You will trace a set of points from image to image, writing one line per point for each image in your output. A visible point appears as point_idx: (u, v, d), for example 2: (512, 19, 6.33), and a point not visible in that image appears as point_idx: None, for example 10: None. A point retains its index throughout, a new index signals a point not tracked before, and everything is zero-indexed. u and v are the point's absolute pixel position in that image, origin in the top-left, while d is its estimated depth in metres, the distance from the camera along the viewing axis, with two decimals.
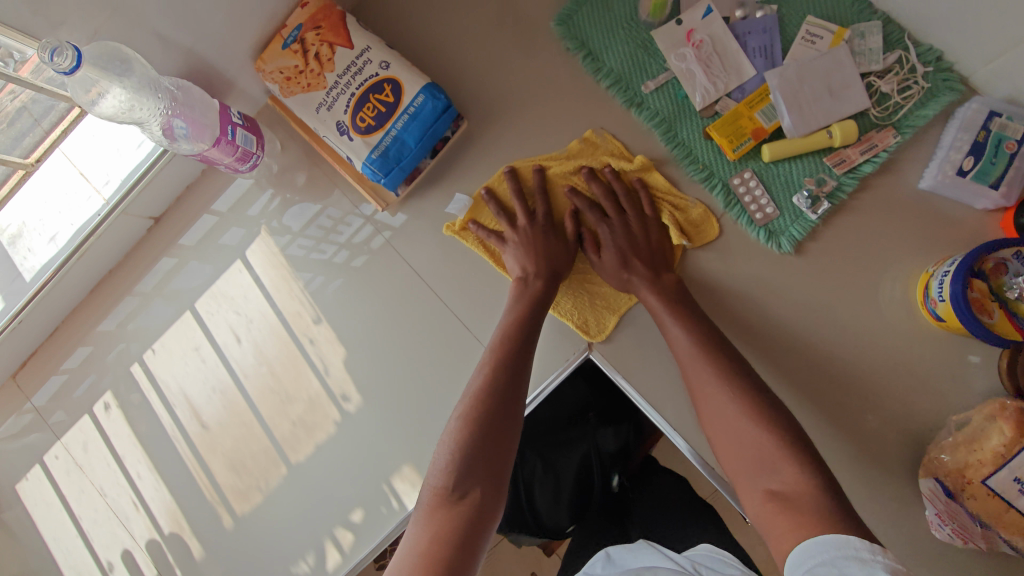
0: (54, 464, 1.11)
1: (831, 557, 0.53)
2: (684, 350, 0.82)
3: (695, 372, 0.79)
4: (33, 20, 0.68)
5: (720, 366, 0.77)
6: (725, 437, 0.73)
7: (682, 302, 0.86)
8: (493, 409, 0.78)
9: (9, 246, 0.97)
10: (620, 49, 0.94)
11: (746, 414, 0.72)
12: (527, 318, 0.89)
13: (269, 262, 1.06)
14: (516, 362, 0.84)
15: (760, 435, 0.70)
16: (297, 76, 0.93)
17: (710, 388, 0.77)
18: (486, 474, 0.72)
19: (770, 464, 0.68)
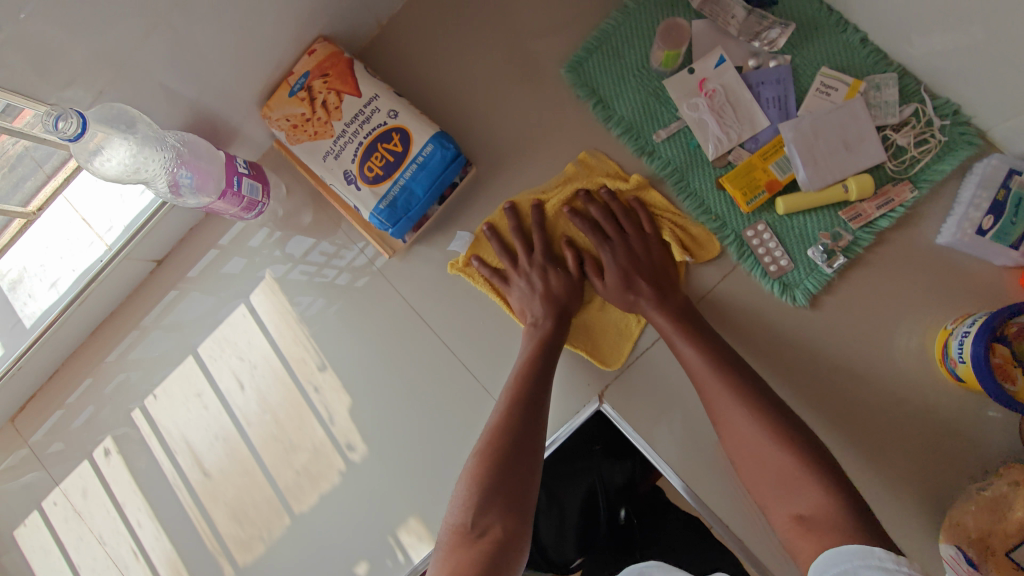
0: (53, 510, 1.08)
1: (854, 565, 0.53)
2: (697, 372, 0.79)
3: (712, 395, 0.77)
4: (35, 79, 0.66)
5: (736, 385, 0.75)
6: (749, 462, 0.71)
7: (691, 320, 0.84)
8: (507, 446, 0.77)
9: (9, 291, 0.94)
10: (631, 97, 0.94)
11: (765, 434, 0.70)
12: (541, 357, 0.89)
13: (275, 308, 1.05)
14: (531, 398, 0.83)
15: (784, 457, 0.68)
16: (303, 124, 0.91)
17: (727, 411, 0.75)
18: (504, 509, 0.70)
19: (796, 488, 0.66)
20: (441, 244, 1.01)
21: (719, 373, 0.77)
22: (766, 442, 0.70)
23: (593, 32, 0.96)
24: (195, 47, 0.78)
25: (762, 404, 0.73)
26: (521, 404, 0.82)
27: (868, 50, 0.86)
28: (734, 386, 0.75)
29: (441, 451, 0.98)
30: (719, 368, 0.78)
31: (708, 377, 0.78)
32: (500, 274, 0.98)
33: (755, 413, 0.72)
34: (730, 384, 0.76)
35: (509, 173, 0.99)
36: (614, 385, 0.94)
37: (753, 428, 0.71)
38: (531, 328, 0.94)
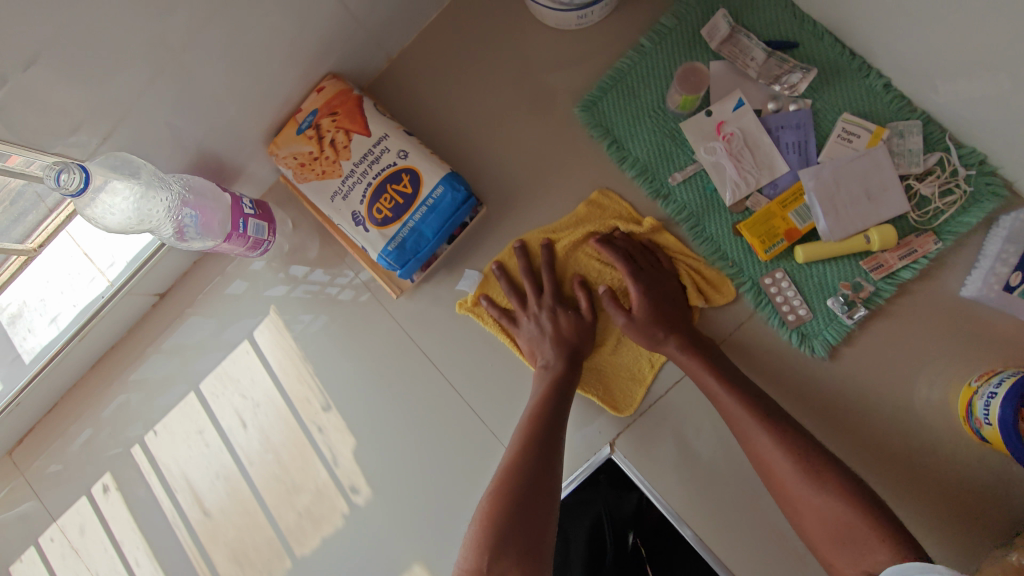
0: (50, 547, 1.05)
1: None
2: (727, 407, 0.78)
3: (743, 431, 0.76)
4: (37, 127, 0.64)
5: (769, 422, 0.74)
6: (791, 499, 0.70)
7: (714, 354, 0.83)
8: (519, 489, 0.73)
9: (9, 326, 0.92)
10: (646, 139, 0.92)
11: (807, 470, 0.70)
12: (553, 400, 0.85)
13: (278, 346, 1.03)
14: (545, 441, 0.80)
15: (828, 495, 0.67)
16: (311, 162, 0.90)
17: (764, 446, 0.73)
18: (522, 554, 0.66)
19: (846, 526, 0.65)
20: (450, 283, 0.99)
21: (751, 409, 0.76)
22: (809, 479, 0.69)
23: (609, 70, 0.94)
24: (201, 90, 0.76)
25: (796, 442, 0.72)
26: (537, 445, 0.80)
27: (891, 96, 0.84)
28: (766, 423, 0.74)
29: (447, 496, 0.96)
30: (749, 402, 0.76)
31: (739, 412, 0.76)
32: (508, 315, 0.96)
33: (790, 449, 0.72)
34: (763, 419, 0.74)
35: (520, 212, 0.97)
36: (626, 433, 0.93)
37: (792, 463, 0.71)
38: (542, 371, 0.91)
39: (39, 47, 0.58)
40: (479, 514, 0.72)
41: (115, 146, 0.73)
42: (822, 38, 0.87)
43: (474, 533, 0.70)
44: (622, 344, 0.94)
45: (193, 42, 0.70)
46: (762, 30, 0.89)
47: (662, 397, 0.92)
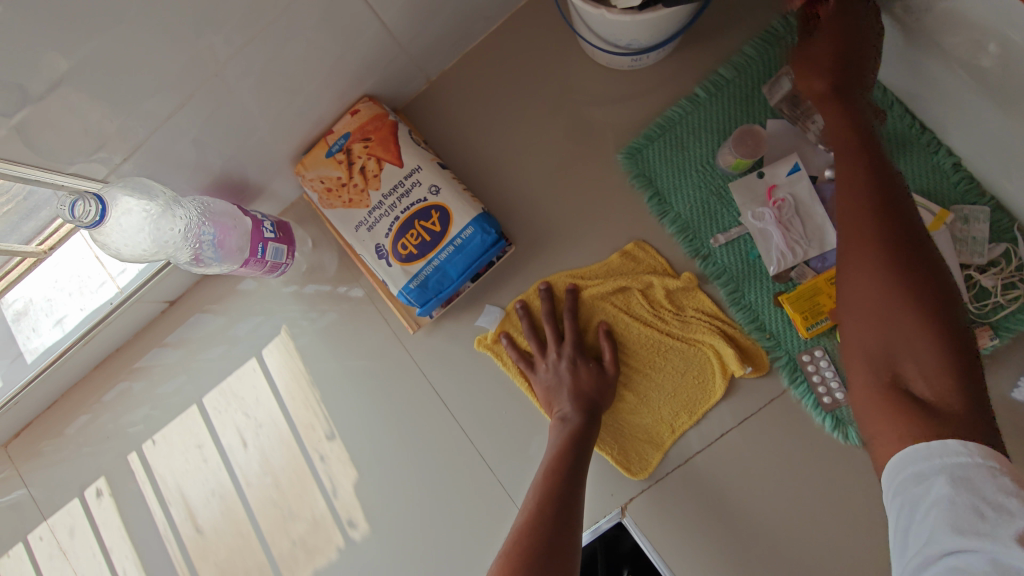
0: (38, 545, 1.02)
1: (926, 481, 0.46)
2: (850, 200, 0.62)
3: (852, 229, 0.60)
4: (58, 146, 0.61)
5: (889, 244, 0.57)
6: (854, 315, 0.58)
7: (878, 162, 0.63)
8: (536, 546, 0.68)
9: (13, 322, 0.90)
10: (691, 194, 0.87)
11: (898, 295, 0.55)
12: (571, 457, 0.80)
13: (287, 366, 1.00)
14: (563, 497, 0.75)
15: (913, 324, 0.53)
16: (338, 188, 0.86)
17: (860, 261, 0.58)
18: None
19: (903, 356, 0.54)
20: (469, 320, 0.95)
21: (878, 224, 0.58)
22: (892, 304, 0.55)
23: (659, 116, 0.89)
24: (233, 112, 0.72)
25: (910, 275, 0.55)
26: (555, 500, 0.75)
27: (959, 177, 0.79)
28: (882, 245, 0.57)
29: (447, 542, 0.93)
30: (877, 213, 0.59)
31: (857, 208, 0.60)
32: (527, 358, 0.92)
33: (896, 276, 0.55)
34: (884, 243, 0.57)
35: (550, 255, 0.92)
36: (640, 498, 0.87)
37: (882, 290, 0.56)
38: (557, 423, 0.85)
39: (67, 69, 0.54)
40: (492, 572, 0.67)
41: (137, 165, 0.69)
42: (891, 107, 0.82)
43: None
44: (643, 405, 0.88)
45: (230, 66, 0.66)
46: None
47: (683, 465, 0.86)
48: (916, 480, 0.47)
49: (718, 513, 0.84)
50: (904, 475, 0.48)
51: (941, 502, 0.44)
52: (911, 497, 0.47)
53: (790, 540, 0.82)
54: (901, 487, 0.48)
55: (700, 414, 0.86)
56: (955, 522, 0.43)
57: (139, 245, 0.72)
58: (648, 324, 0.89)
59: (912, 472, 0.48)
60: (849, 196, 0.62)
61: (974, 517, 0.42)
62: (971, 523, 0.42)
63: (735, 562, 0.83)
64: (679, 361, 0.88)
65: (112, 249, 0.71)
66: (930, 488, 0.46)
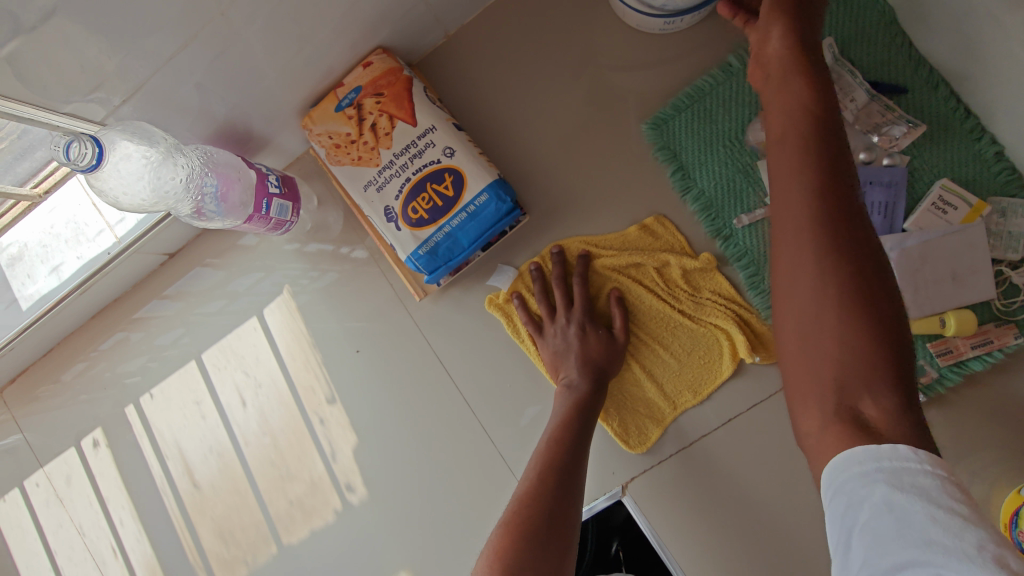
0: (35, 491, 1.02)
1: (853, 478, 0.41)
2: (794, 236, 0.49)
3: (790, 263, 0.49)
4: (54, 84, 0.57)
5: (847, 288, 0.46)
6: (809, 308, 0.47)
7: (840, 151, 0.52)
8: (536, 519, 0.67)
9: (7, 267, 0.87)
10: (716, 170, 0.84)
11: (862, 342, 0.45)
12: (575, 426, 0.78)
13: (289, 326, 0.98)
14: (565, 468, 0.73)
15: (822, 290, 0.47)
16: (347, 144, 0.82)
17: (789, 282, 0.49)
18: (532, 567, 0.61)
19: (860, 374, 0.44)
20: (477, 289, 0.92)
21: (827, 261, 0.47)
22: (859, 349, 0.45)
23: (689, 85, 0.85)
24: (240, 56, 0.68)
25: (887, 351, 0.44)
26: (557, 471, 0.73)
27: (1001, 168, 0.76)
28: (836, 281, 0.46)
29: (444, 512, 0.92)
30: (839, 241, 0.48)
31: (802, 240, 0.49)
32: (536, 322, 0.88)
33: (874, 316, 0.45)
34: (846, 293, 0.46)
35: (566, 225, 0.88)
36: (641, 477, 0.86)
37: (864, 338, 0.45)
38: (563, 389, 0.82)
39: None
40: (492, 541, 0.66)
41: (137, 109, 0.65)
42: (935, 89, 0.78)
43: (484, 558, 0.64)
44: (649, 379, 0.86)
45: (236, 5, 0.61)
46: (868, 69, 0.79)
47: (687, 445, 0.85)
48: (853, 484, 0.41)
49: (719, 497, 0.84)
50: (849, 475, 0.42)
51: (889, 509, 0.39)
52: (848, 495, 0.41)
53: (789, 527, 0.82)
54: (833, 474, 0.43)
55: (705, 394, 0.84)
56: (904, 533, 0.38)
57: (136, 196, 0.68)
58: (661, 299, 0.86)
59: (862, 461, 0.41)
60: (799, 210, 0.50)
61: (930, 527, 0.37)
62: (907, 523, 0.38)
63: (734, 545, 0.83)
64: (687, 340, 0.85)
65: (109, 198, 0.68)
66: (882, 493, 0.39)
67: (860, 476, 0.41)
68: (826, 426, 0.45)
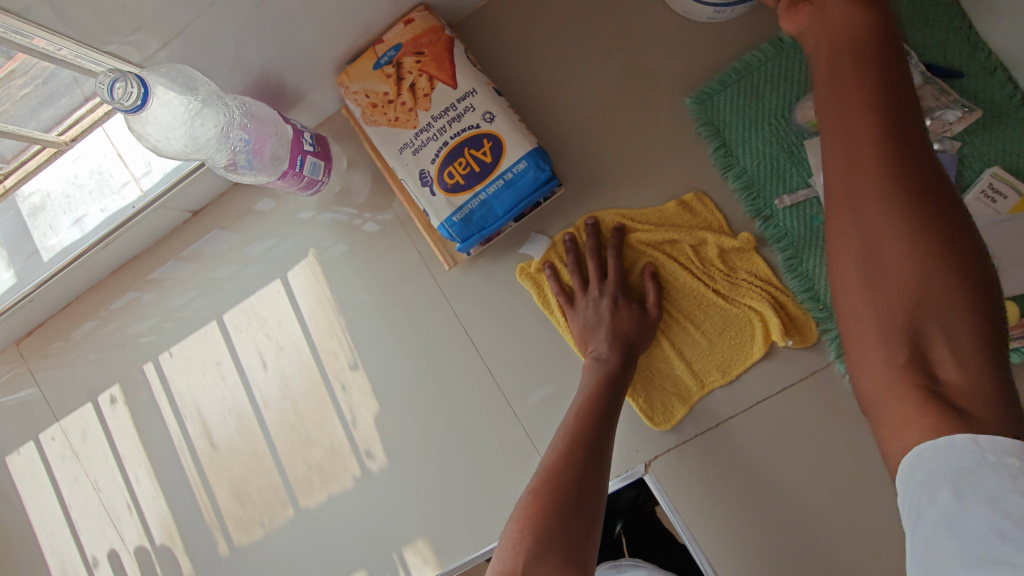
0: (50, 445, 1.02)
1: (921, 488, 0.41)
2: (861, 197, 0.49)
3: (859, 219, 0.49)
4: (92, 25, 0.55)
5: (924, 245, 0.46)
6: (879, 267, 0.48)
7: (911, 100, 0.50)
8: (565, 490, 0.67)
9: (30, 217, 0.87)
10: (760, 148, 0.82)
11: (937, 303, 0.45)
12: (605, 398, 0.77)
13: (313, 290, 0.97)
14: (594, 440, 0.73)
15: (893, 250, 0.47)
16: (384, 105, 0.80)
17: (855, 239, 0.50)
18: (563, 558, 0.59)
19: (932, 332, 0.45)
20: (507, 260, 0.91)
21: (900, 218, 0.47)
22: (931, 305, 0.45)
23: (737, 60, 0.83)
24: (280, 7, 0.65)
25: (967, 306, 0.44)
26: (586, 443, 0.72)
27: None
28: (912, 236, 0.46)
29: (463, 484, 0.92)
30: (906, 196, 0.47)
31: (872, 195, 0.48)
32: (567, 293, 0.87)
33: (951, 272, 0.45)
34: (920, 251, 0.46)
35: (601, 198, 0.87)
36: (665, 455, 0.85)
37: (931, 297, 0.45)
38: (592, 362, 0.81)
39: None
40: (519, 509, 0.66)
41: (173, 55, 0.63)
42: (992, 74, 0.76)
43: (513, 526, 0.64)
44: (678, 357, 0.85)
45: None
46: (925, 50, 0.77)
47: (713, 426, 0.85)
48: (919, 492, 0.41)
49: (742, 478, 0.83)
50: (914, 485, 0.41)
51: (953, 518, 0.38)
52: (913, 505, 0.41)
53: (810, 512, 0.82)
54: (905, 483, 0.43)
55: (734, 374, 0.84)
56: (963, 544, 0.37)
57: (172, 141, 0.67)
58: (696, 277, 0.84)
59: (927, 465, 0.41)
60: (857, 167, 0.50)
61: (991, 538, 0.36)
62: (971, 533, 0.37)
63: (754, 527, 0.83)
64: (719, 320, 0.84)
65: (145, 141, 0.66)
66: (942, 500, 0.39)
67: (925, 484, 0.40)
68: (890, 389, 0.46)
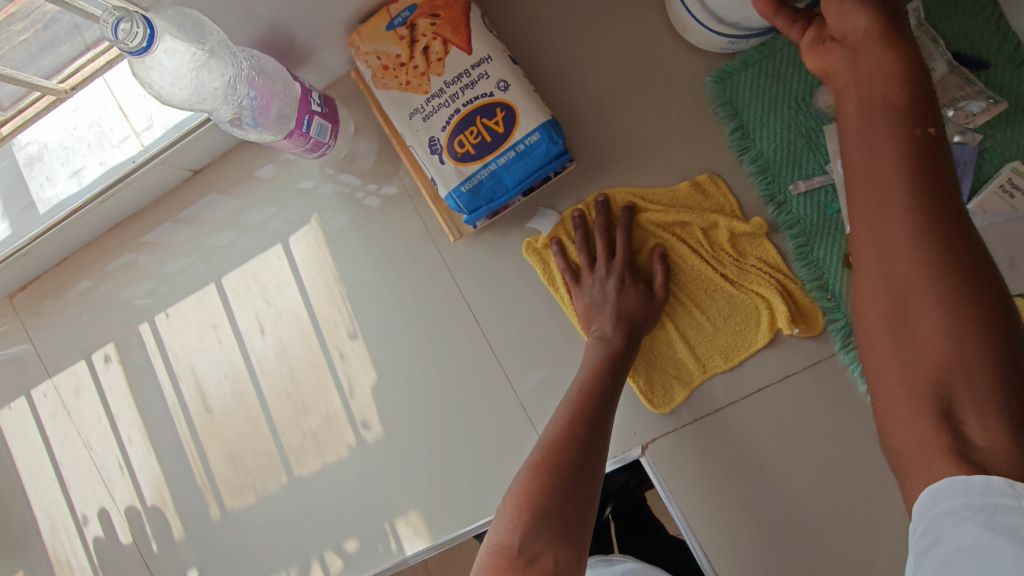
0: (42, 401, 1.01)
1: (945, 518, 0.38)
2: (884, 245, 0.47)
3: (883, 269, 0.47)
4: None
5: (951, 300, 0.43)
6: (906, 321, 0.45)
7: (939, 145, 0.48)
8: (563, 469, 0.66)
9: (26, 167, 0.85)
10: (777, 131, 0.80)
11: (965, 363, 0.41)
12: (607, 378, 0.76)
13: (314, 256, 0.95)
14: (595, 420, 0.72)
15: (919, 303, 0.44)
16: (396, 67, 0.78)
17: (880, 289, 0.47)
18: (557, 538, 0.59)
19: (960, 394, 0.41)
20: (514, 234, 0.89)
21: (924, 269, 0.44)
22: (960, 365, 0.42)
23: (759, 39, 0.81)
24: None
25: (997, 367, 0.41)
26: (587, 422, 0.72)
27: None
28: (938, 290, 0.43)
29: (459, 459, 0.92)
30: (932, 246, 0.44)
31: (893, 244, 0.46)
32: (573, 271, 0.86)
33: (981, 330, 0.42)
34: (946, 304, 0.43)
35: (613, 176, 0.85)
36: (662, 438, 0.85)
37: (961, 344, 0.42)
38: (595, 341, 0.80)
39: None
40: (516, 485, 0.66)
41: None
42: (1019, 67, 0.74)
43: (510, 502, 0.64)
44: (681, 340, 0.84)
45: None
46: (953, 38, 0.75)
47: (713, 411, 0.84)
48: (941, 523, 0.38)
49: (739, 464, 0.83)
50: (936, 514, 0.39)
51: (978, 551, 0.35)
52: (933, 529, 0.38)
53: (805, 500, 0.82)
54: (924, 512, 0.40)
55: (737, 360, 0.83)
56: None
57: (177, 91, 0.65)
58: (704, 261, 0.83)
59: (954, 495, 0.38)
60: (881, 205, 0.47)
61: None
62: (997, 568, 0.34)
63: (748, 512, 0.83)
64: (725, 305, 0.83)
65: (149, 89, 0.64)
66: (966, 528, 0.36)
67: (949, 515, 0.38)
68: (914, 450, 0.43)
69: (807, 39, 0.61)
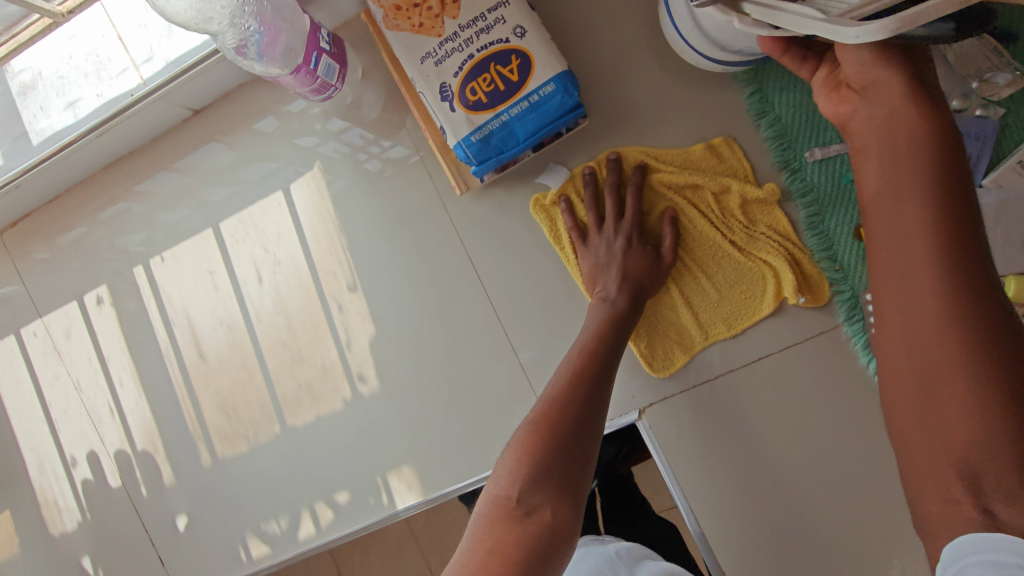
0: (32, 341, 0.99)
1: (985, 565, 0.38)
2: (912, 306, 0.48)
3: (912, 329, 0.48)
4: None
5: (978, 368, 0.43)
6: (932, 383, 0.46)
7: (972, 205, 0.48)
8: (563, 424, 0.66)
9: (19, 96, 0.83)
10: (798, 97, 0.79)
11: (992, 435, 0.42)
12: (609, 339, 0.75)
13: (316, 205, 0.93)
14: (596, 379, 0.72)
15: (946, 369, 0.45)
16: (409, 8, 0.74)
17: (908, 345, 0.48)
18: (556, 492, 0.59)
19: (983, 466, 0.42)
20: (521, 191, 0.88)
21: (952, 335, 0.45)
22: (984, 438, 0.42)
23: None
24: None
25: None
26: (587, 381, 0.71)
27: None
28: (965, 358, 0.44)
29: (454, 415, 0.91)
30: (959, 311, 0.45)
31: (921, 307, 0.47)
32: (581, 230, 0.85)
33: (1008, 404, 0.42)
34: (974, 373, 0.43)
35: (625, 135, 0.83)
36: (660, 403, 0.85)
37: (983, 413, 0.42)
38: (599, 302, 0.79)
39: None
40: (517, 439, 0.65)
41: None
42: None
43: (510, 454, 0.63)
44: (685, 306, 0.84)
45: None
46: None
47: (712, 377, 0.84)
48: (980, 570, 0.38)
49: (734, 431, 0.83)
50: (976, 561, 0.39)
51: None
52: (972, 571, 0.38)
53: (798, 469, 0.82)
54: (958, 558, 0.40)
55: (740, 329, 0.83)
56: None
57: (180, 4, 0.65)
58: (714, 226, 0.82)
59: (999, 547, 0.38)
60: (909, 265, 0.48)
61: None
62: None
63: (741, 479, 0.83)
64: (732, 273, 0.83)
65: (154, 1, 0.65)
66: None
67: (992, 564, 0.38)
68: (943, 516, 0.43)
69: (818, 80, 0.62)
